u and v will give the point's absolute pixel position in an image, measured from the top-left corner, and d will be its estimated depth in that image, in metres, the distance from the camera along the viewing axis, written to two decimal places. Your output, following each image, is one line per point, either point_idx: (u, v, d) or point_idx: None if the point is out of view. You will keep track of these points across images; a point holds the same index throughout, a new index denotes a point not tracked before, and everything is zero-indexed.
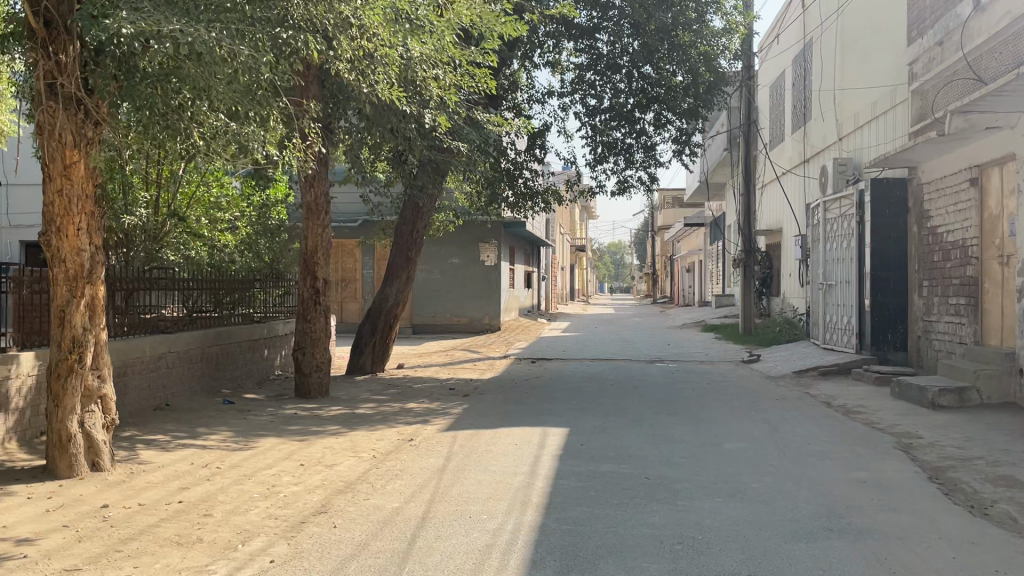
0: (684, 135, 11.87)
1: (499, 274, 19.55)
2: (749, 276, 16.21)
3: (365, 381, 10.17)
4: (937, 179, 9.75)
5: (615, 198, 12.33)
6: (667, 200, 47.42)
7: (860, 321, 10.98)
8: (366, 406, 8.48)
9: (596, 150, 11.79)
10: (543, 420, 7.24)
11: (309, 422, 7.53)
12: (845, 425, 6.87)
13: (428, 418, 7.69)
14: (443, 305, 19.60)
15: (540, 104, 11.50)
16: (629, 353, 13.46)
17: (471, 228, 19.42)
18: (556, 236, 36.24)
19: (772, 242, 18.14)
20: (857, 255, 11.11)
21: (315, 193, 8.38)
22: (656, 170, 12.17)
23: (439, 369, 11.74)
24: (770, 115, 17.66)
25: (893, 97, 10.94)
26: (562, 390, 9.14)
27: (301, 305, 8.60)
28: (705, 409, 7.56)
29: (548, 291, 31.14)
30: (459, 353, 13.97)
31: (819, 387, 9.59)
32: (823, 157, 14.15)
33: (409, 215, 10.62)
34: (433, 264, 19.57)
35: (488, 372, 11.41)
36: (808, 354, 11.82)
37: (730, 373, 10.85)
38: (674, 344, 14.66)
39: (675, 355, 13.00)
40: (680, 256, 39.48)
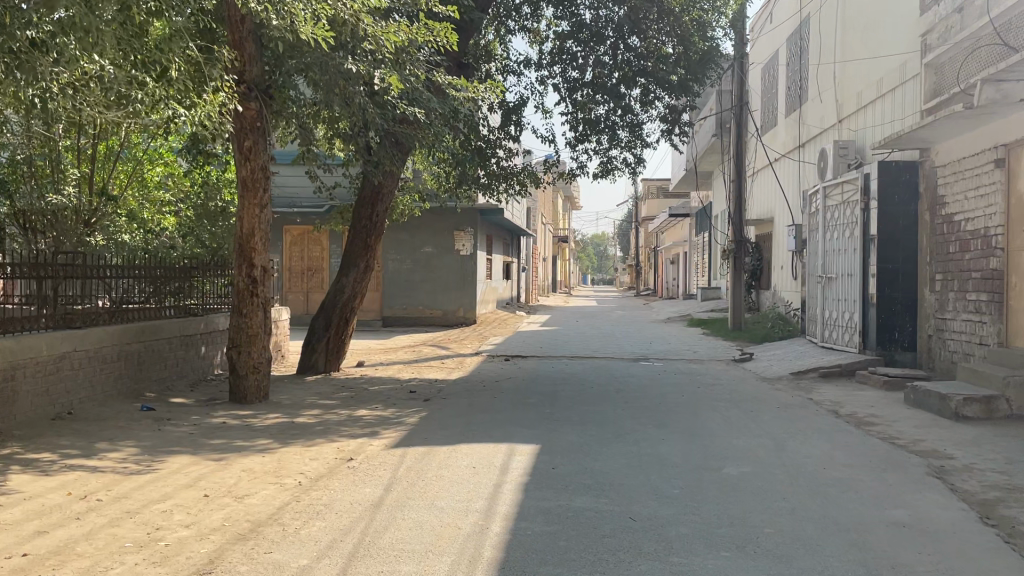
0: (674, 113, 10.83)
1: (475, 264, 18.47)
2: (738, 268, 15.21)
3: (316, 382, 9.08)
4: (954, 162, 8.78)
5: (597, 181, 11.28)
6: (652, 191, 46.38)
7: (863, 318, 10.00)
8: (310, 413, 7.38)
9: (577, 127, 10.73)
10: (509, 433, 6.19)
11: (237, 434, 6.43)
12: (862, 444, 5.85)
13: (376, 429, 6.60)
14: (416, 296, 18.49)
15: (515, 76, 10.44)
16: (612, 350, 12.43)
17: (445, 215, 18.33)
18: (538, 226, 35.15)
19: (763, 233, 17.15)
20: (861, 246, 10.13)
21: (251, 167, 7.32)
22: (641, 151, 11.13)
23: (402, 368, 10.65)
24: (763, 98, 16.70)
25: (903, 72, 9.96)
26: (535, 395, 8.07)
27: (236, 297, 7.49)
28: (699, 421, 6.53)
29: (528, 283, 30.11)
30: (427, 349, 12.88)
31: (823, 393, 8.58)
32: (821, 141, 13.17)
33: (368, 195, 9.52)
34: (405, 253, 18.46)
35: (456, 372, 10.31)
36: (806, 354, 10.83)
37: (722, 375, 9.84)
38: (660, 341, 13.64)
39: (661, 353, 11.98)
40: (665, 248, 38.53)
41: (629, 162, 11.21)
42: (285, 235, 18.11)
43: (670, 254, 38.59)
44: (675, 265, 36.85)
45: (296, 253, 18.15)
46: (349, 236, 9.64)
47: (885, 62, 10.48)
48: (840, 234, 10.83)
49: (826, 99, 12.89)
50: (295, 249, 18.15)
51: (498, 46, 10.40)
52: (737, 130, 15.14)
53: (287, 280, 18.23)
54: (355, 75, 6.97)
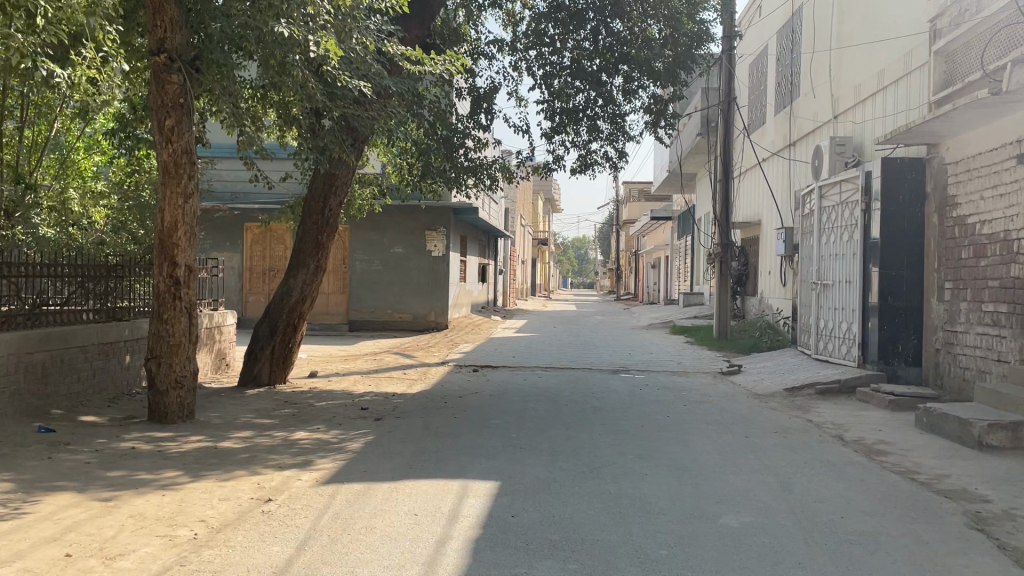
0: (658, 103, 9.96)
1: (447, 266, 17.50)
2: (724, 273, 14.35)
3: (257, 396, 8.07)
4: (968, 159, 7.94)
5: (575, 177, 10.36)
6: (634, 194, 45.63)
7: (864, 329, 9.15)
8: (238, 436, 6.37)
9: (554, 117, 9.80)
10: (465, 465, 5.22)
11: (143, 464, 5.44)
12: (880, 481, 4.96)
13: (310, 459, 5.61)
14: (384, 299, 17.48)
15: (488, 60, 9.49)
16: (589, 359, 11.51)
17: (417, 214, 17.36)
18: (517, 227, 34.23)
19: (750, 237, 16.31)
20: (861, 251, 9.28)
21: (173, 150, 6.31)
22: (624, 145, 10.20)
23: (358, 379, 9.65)
24: (751, 94, 15.89)
25: (908, 62, 9.16)
26: (501, 415, 7.11)
27: (156, 300, 6.47)
28: (687, 451, 5.61)
29: (505, 286, 29.17)
30: (390, 357, 11.88)
31: (823, 414, 7.69)
32: (814, 139, 12.35)
33: (318, 189, 8.54)
34: (374, 253, 17.46)
35: (417, 384, 9.32)
36: (799, 367, 9.97)
37: (709, 391, 8.94)
38: (642, 350, 12.72)
39: (644, 364, 11.06)
40: (646, 251, 37.76)
41: (611, 156, 10.28)
42: (245, 233, 17.04)
43: (651, 258, 37.82)
44: (656, 269, 36.09)
45: (257, 251, 17.09)
46: (298, 233, 8.64)
47: (889, 51, 9.67)
48: (837, 238, 9.98)
49: (821, 94, 12.07)
50: (256, 248, 17.09)
51: (469, 28, 9.47)
52: (725, 127, 14.27)
53: (248, 280, 17.13)
54: (292, 43, 6.08)
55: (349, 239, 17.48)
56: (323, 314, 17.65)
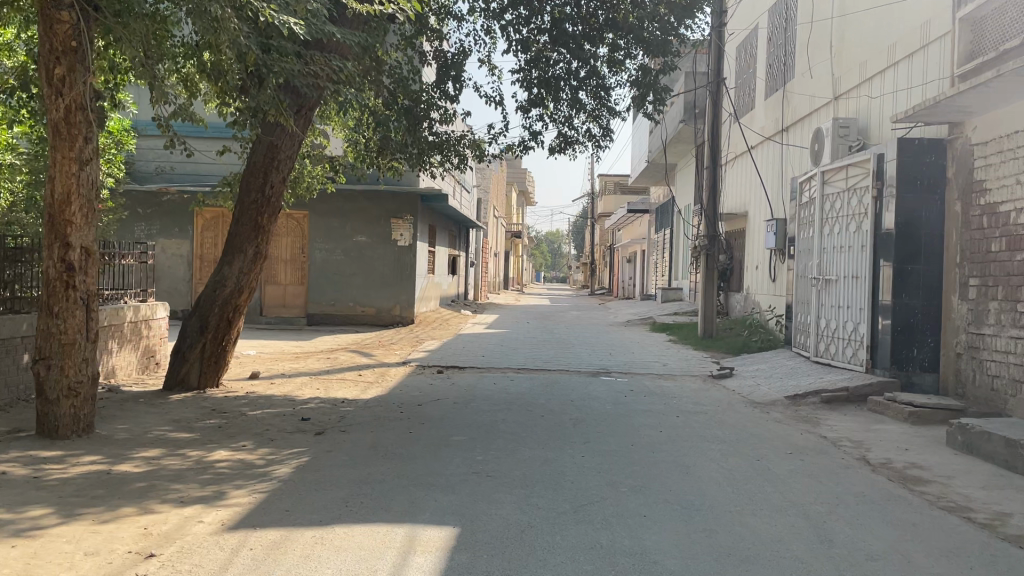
0: (648, 75, 8.90)
1: (414, 256, 16.38)
2: (710, 267, 13.36)
3: (183, 403, 6.93)
4: (999, 139, 6.97)
5: (554, 158, 9.28)
6: (609, 187, 44.73)
7: (874, 329, 8.22)
8: (142, 456, 5.22)
9: (532, 88, 8.71)
10: (416, 502, 4.13)
11: (7, 496, 4.28)
12: (937, 527, 3.96)
13: (223, 490, 4.48)
14: (346, 292, 16.31)
15: (457, 21, 8.38)
16: (566, 360, 10.46)
17: (382, 201, 16.21)
18: (489, 219, 33.16)
19: (737, 230, 15.36)
20: (872, 242, 8.32)
21: (62, 104, 5.14)
22: (608, 122, 9.11)
23: (306, 381, 8.52)
24: (740, 78, 14.94)
25: (926, 33, 8.22)
26: (465, 429, 6.02)
27: (45, 290, 5.31)
28: (690, 483, 4.57)
29: (476, 280, 28.04)
30: (345, 355, 10.74)
31: (836, 428, 6.70)
32: (812, 122, 11.40)
33: (255, 165, 7.41)
34: (334, 242, 16.26)
35: (372, 389, 8.20)
36: (799, 372, 8.98)
37: (702, 398, 7.93)
38: (623, 350, 11.71)
39: (626, 366, 10.03)
40: (622, 246, 36.87)
41: (594, 135, 9.20)
42: (195, 218, 15.76)
43: (626, 252, 36.95)
44: (632, 264, 35.19)
45: (208, 238, 15.83)
46: (235, 214, 7.49)
47: (903, 22, 8.72)
48: (842, 228, 9.01)
49: (820, 74, 11.13)
50: (208, 235, 15.82)
51: None
52: (713, 110, 13.25)
53: (197, 270, 15.86)
54: None
55: (308, 226, 16.27)
56: (280, 307, 16.38)
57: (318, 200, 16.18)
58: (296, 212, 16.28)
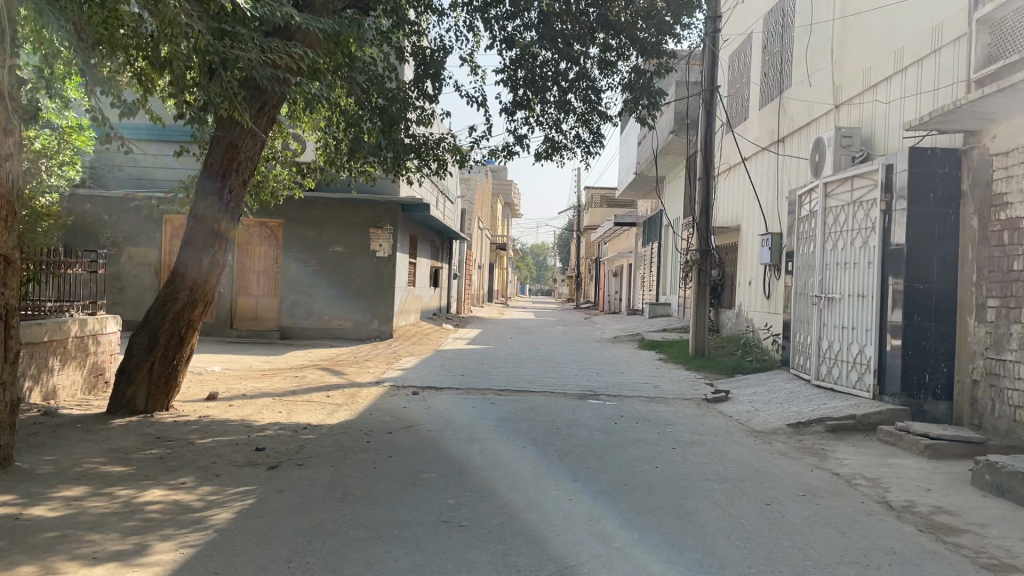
0: (641, 78, 8.33)
1: (393, 268, 15.73)
2: (703, 282, 12.78)
3: (126, 430, 6.24)
4: (1021, 149, 6.42)
5: (540, 164, 8.67)
6: (596, 199, 44.23)
7: (882, 353, 7.65)
8: (63, 496, 4.53)
9: (517, 89, 8.11)
10: (372, 562, 3.47)
11: None
12: None
13: (147, 542, 3.81)
14: (322, 304, 15.62)
15: (437, 16, 7.77)
16: (552, 380, 9.82)
17: (361, 210, 15.56)
18: (474, 230, 32.54)
19: (728, 244, 14.83)
20: (879, 258, 7.76)
21: None
22: (599, 127, 8.53)
23: (268, 403, 7.83)
24: (734, 87, 14.43)
25: (938, 36, 7.70)
26: (438, 464, 5.36)
27: None
28: (695, 536, 3.94)
29: (460, 292, 27.38)
30: (315, 373, 10.05)
31: (846, 463, 6.09)
32: (810, 132, 10.87)
33: (211, 167, 6.76)
34: (310, 252, 15.57)
35: (340, 412, 7.53)
36: (801, 397, 8.39)
37: (698, 426, 7.31)
38: (612, 369, 11.09)
39: (615, 387, 9.42)
40: (608, 259, 36.32)
41: (583, 140, 8.61)
42: (164, 226, 15.06)
43: (613, 265, 36.40)
44: (619, 278, 34.67)
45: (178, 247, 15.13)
46: (190, 220, 6.83)
47: (912, 26, 8.20)
48: (846, 244, 8.46)
49: (819, 82, 10.62)
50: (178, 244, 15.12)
51: None
52: (707, 120, 12.70)
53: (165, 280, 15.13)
54: None
55: (283, 235, 15.56)
56: (252, 319, 15.66)
57: (294, 207, 15.50)
58: (270, 220, 15.57)
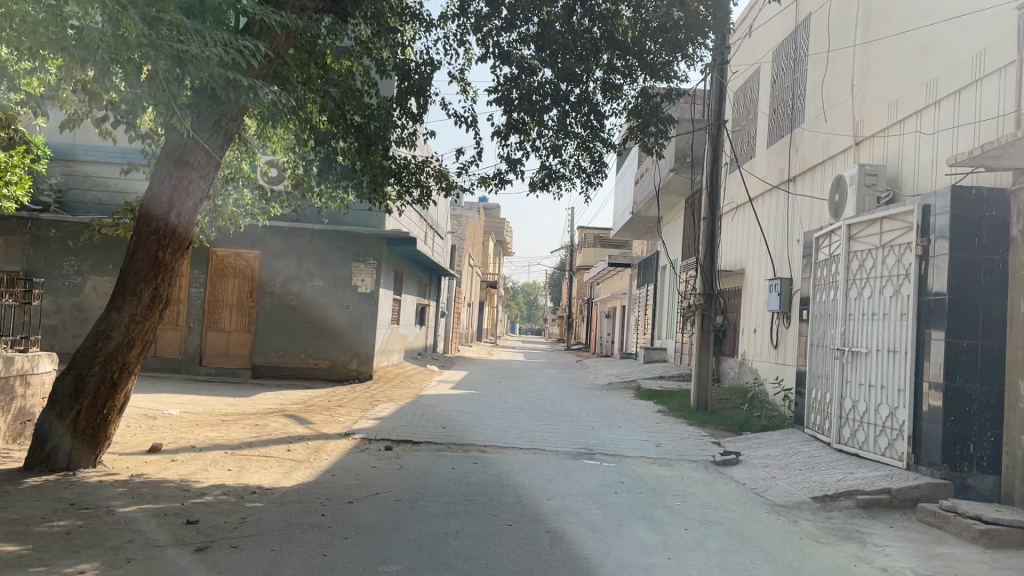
0: (649, 104, 7.54)
1: (375, 305, 14.82)
2: (707, 328, 11.89)
3: (37, 494, 5.23)
4: None
5: (536, 195, 7.81)
6: (589, 240, 43.53)
7: (917, 418, 6.75)
8: None
9: (512, 112, 7.27)
10: None
11: None
12: None
13: None
14: (298, 342, 14.65)
15: (425, 28, 6.98)
16: (542, 434, 8.86)
17: (343, 243, 14.69)
18: (464, 268, 31.70)
19: (732, 289, 13.98)
20: (914, 310, 6.91)
21: None
22: (602, 155, 7.69)
23: (219, 458, 6.84)
24: (740, 124, 13.73)
25: (978, 65, 6.94)
26: (401, 550, 4.37)
27: None
28: None
29: (446, 331, 26.41)
30: (280, 420, 9.06)
31: (890, 553, 5.13)
32: (825, 171, 10.11)
33: (155, 188, 5.85)
34: (287, 286, 14.65)
35: (298, 472, 6.55)
36: (823, 464, 7.45)
37: (710, 497, 6.35)
38: (608, 422, 10.13)
39: (613, 445, 8.47)
40: (601, 301, 35.50)
41: (584, 170, 7.76)
42: None
43: (606, 308, 35.54)
44: (611, 319, 33.78)
45: None
46: (129, 247, 5.92)
47: (948, 55, 7.45)
48: (873, 292, 7.61)
49: (836, 116, 9.87)
50: None
51: None
52: (713, 156, 11.92)
53: None
54: None
55: (259, 268, 14.64)
56: (222, 357, 14.63)
57: (273, 238, 14.64)
58: (246, 251, 14.67)
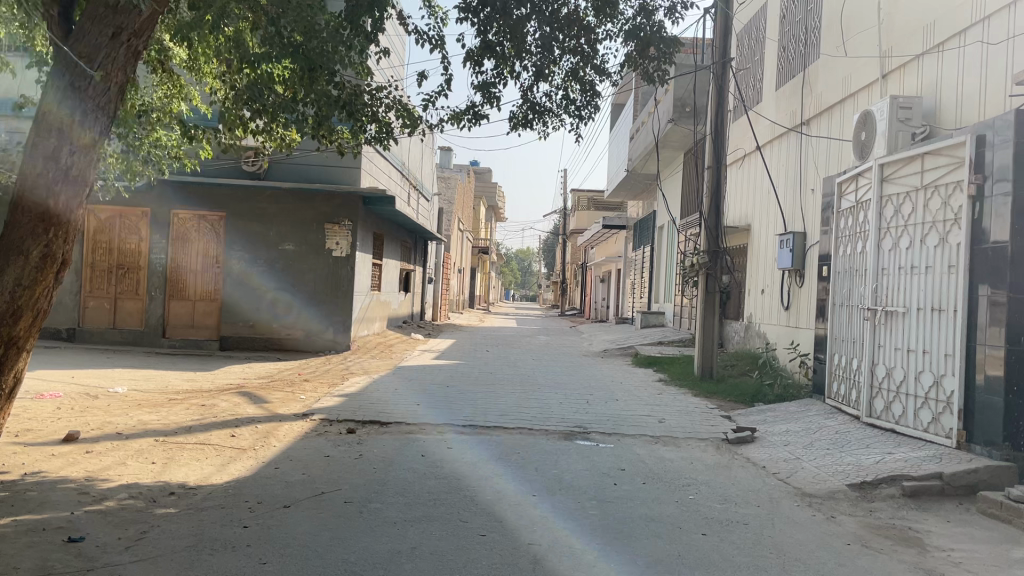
0: (650, 21, 6.39)
1: (351, 270, 13.71)
2: (712, 289, 10.83)
3: None
4: None
5: (518, 133, 6.68)
6: (583, 202, 42.34)
7: (969, 388, 5.71)
8: None
9: (487, 32, 6.12)
10: None
11: None
12: None
13: None
14: (268, 310, 13.57)
15: None
16: (528, 410, 7.81)
17: (314, 202, 13.52)
18: (454, 232, 30.57)
19: (738, 246, 12.91)
20: (966, 260, 5.83)
21: None
22: (594, 85, 6.54)
23: (145, 449, 5.76)
24: (746, 65, 12.55)
25: None
26: None
27: None
28: None
29: (434, 297, 25.39)
30: (232, 398, 7.99)
31: (960, 561, 4.09)
32: (845, 110, 8.98)
33: (40, 119, 4.66)
34: (256, 250, 13.53)
35: (235, 464, 5.48)
36: (854, 442, 6.41)
37: (729, 487, 5.30)
38: (604, 394, 9.10)
39: (609, 421, 7.44)
40: (595, 264, 34.44)
41: (573, 103, 6.61)
42: (88, 218, 13.48)
43: (600, 271, 34.49)
44: (606, 284, 32.77)
45: (101, 243, 13.50)
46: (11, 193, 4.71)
47: None
48: (912, 242, 6.53)
49: (859, 46, 8.72)
50: (101, 238, 13.50)
51: None
52: (718, 99, 10.75)
53: (88, 281, 13.47)
54: None
55: (225, 230, 13.49)
56: (187, 328, 13.52)
57: (239, 198, 13.46)
58: (210, 213, 13.50)
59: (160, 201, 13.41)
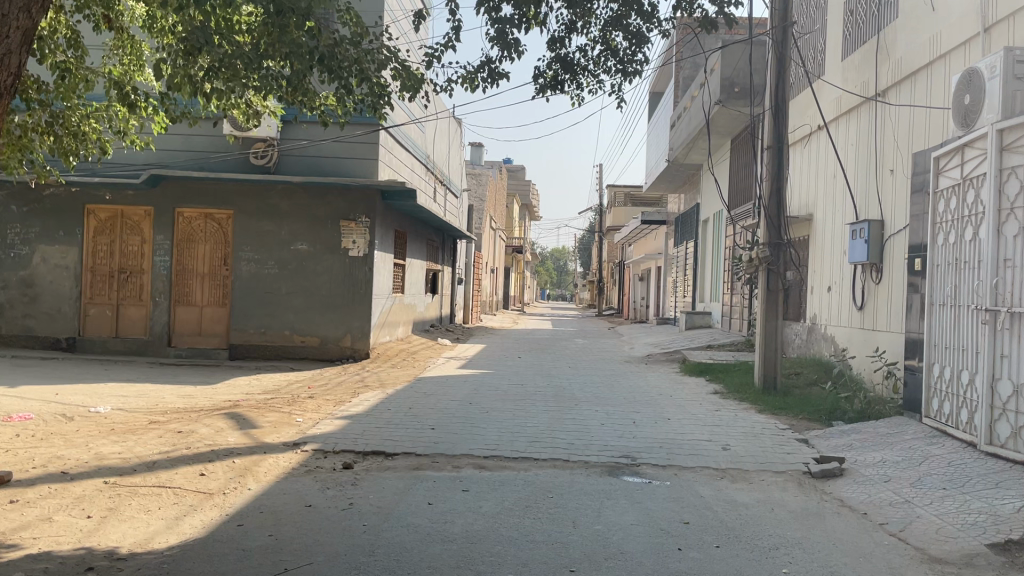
0: None
1: (368, 270, 12.57)
2: (774, 288, 9.44)
3: None
4: None
5: (548, 95, 5.42)
6: (620, 198, 40.90)
7: None
8: None
9: None
10: None
11: None
12: None
13: None
14: (280, 316, 12.48)
15: None
16: (563, 434, 6.55)
17: (328, 198, 12.42)
18: (486, 230, 29.41)
19: (802, 238, 11.48)
20: None
21: None
22: (640, 33, 5.26)
23: (87, 495, 4.63)
24: (810, 32, 11.11)
25: None
26: None
27: None
28: None
29: (466, 299, 24.28)
30: (219, 421, 6.86)
31: None
32: (935, 74, 7.58)
33: None
34: (266, 251, 12.46)
35: (191, 518, 4.31)
36: (975, 479, 5.06)
37: (828, 550, 4.01)
38: (653, 412, 7.81)
39: (661, 448, 6.17)
40: (634, 262, 33.08)
41: (616, 55, 5.33)
42: (87, 219, 12.54)
43: (640, 269, 32.98)
44: (646, 282, 31.35)
45: (102, 245, 12.54)
46: None
47: None
48: None
49: None
50: (102, 240, 12.53)
51: None
52: (778, 70, 9.33)
53: (89, 286, 12.53)
54: None
55: (233, 229, 12.45)
56: (194, 336, 12.51)
57: (247, 195, 12.40)
58: (216, 212, 12.47)
59: (164, 199, 12.40)
